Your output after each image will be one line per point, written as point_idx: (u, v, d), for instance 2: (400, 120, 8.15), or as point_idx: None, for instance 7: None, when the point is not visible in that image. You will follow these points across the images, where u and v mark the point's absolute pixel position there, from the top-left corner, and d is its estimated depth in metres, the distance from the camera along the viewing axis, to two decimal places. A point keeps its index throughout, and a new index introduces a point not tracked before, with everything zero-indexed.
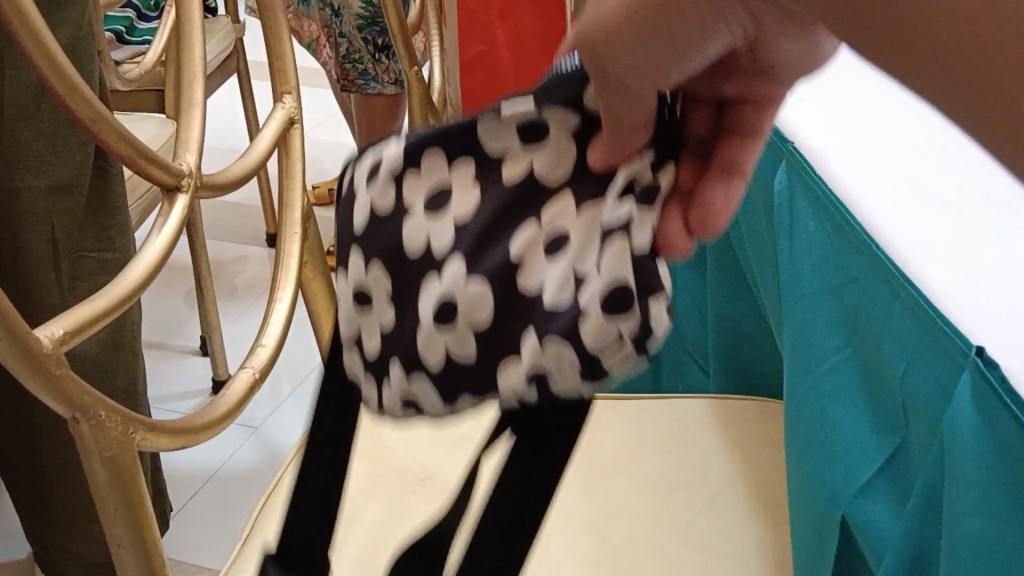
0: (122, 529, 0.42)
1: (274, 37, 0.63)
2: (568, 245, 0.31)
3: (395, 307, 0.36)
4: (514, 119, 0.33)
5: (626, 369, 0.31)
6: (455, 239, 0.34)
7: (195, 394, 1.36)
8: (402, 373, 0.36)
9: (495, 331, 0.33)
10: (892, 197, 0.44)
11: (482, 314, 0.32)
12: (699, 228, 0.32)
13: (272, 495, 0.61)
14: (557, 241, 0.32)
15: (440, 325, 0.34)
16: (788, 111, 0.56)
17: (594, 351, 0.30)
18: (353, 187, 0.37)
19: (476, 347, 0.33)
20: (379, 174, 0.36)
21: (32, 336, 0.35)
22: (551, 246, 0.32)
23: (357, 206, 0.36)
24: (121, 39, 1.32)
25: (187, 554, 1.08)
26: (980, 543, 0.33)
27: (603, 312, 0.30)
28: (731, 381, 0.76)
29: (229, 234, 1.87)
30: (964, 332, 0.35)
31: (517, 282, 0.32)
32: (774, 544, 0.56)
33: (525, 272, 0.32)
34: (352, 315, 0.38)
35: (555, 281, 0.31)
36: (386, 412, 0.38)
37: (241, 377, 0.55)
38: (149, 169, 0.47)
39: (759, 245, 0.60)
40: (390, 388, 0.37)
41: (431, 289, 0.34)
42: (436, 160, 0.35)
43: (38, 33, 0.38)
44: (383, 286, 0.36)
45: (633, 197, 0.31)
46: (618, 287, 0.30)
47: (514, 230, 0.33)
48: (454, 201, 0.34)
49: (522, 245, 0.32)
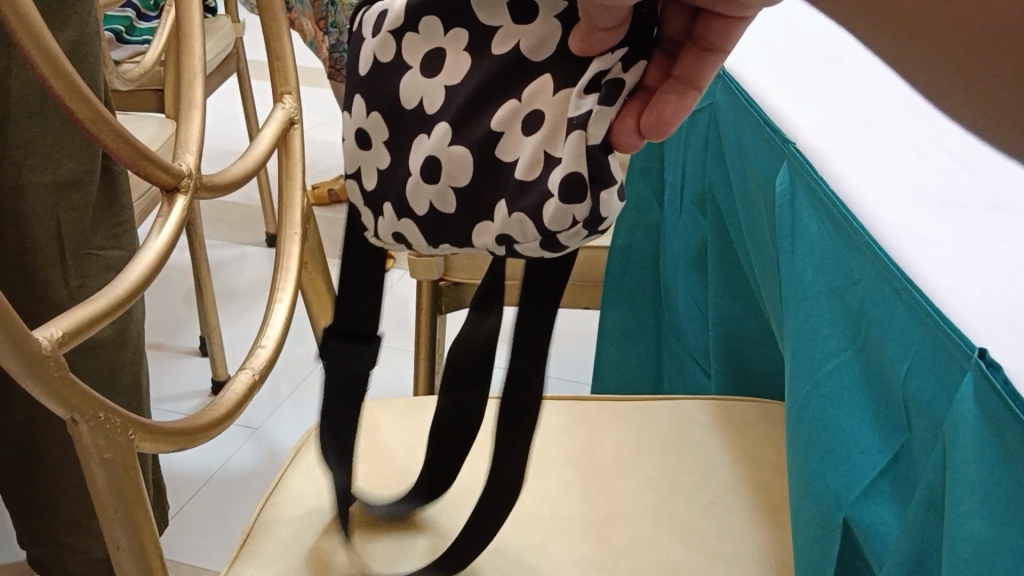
0: (121, 532, 0.41)
1: (274, 36, 0.63)
2: (543, 124, 0.39)
3: (392, 152, 0.46)
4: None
5: (577, 242, 0.39)
6: (448, 102, 0.43)
7: (195, 395, 1.36)
8: (393, 213, 0.47)
9: (471, 191, 0.42)
10: (895, 198, 0.44)
11: (462, 175, 0.42)
12: (651, 130, 0.36)
13: (271, 498, 0.60)
14: (533, 118, 0.39)
15: (429, 178, 0.44)
16: (790, 112, 0.56)
17: (550, 223, 0.38)
18: (365, 32, 0.46)
19: (456, 200, 0.43)
20: (383, 29, 0.45)
21: (31, 338, 0.35)
22: (527, 122, 0.40)
23: (365, 54, 0.46)
24: (121, 39, 1.31)
25: (186, 556, 1.07)
26: (982, 547, 0.32)
27: (563, 200, 0.37)
28: (734, 383, 0.75)
29: (229, 234, 1.87)
30: (968, 335, 0.34)
31: (496, 148, 0.41)
32: (777, 546, 0.56)
33: (504, 143, 0.40)
34: (355, 152, 0.48)
35: (528, 156, 0.39)
36: (380, 238, 0.49)
37: (240, 379, 0.55)
38: (148, 170, 0.47)
39: (761, 246, 0.60)
40: (383, 223, 0.48)
41: (422, 148, 0.44)
42: (433, 27, 0.43)
43: (38, 32, 0.38)
44: (382, 135, 0.46)
45: (596, 94, 0.37)
46: (573, 173, 0.37)
47: (500, 102, 0.40)
48: (448, 68, 0.43)
49: (502, 117, 0.40)
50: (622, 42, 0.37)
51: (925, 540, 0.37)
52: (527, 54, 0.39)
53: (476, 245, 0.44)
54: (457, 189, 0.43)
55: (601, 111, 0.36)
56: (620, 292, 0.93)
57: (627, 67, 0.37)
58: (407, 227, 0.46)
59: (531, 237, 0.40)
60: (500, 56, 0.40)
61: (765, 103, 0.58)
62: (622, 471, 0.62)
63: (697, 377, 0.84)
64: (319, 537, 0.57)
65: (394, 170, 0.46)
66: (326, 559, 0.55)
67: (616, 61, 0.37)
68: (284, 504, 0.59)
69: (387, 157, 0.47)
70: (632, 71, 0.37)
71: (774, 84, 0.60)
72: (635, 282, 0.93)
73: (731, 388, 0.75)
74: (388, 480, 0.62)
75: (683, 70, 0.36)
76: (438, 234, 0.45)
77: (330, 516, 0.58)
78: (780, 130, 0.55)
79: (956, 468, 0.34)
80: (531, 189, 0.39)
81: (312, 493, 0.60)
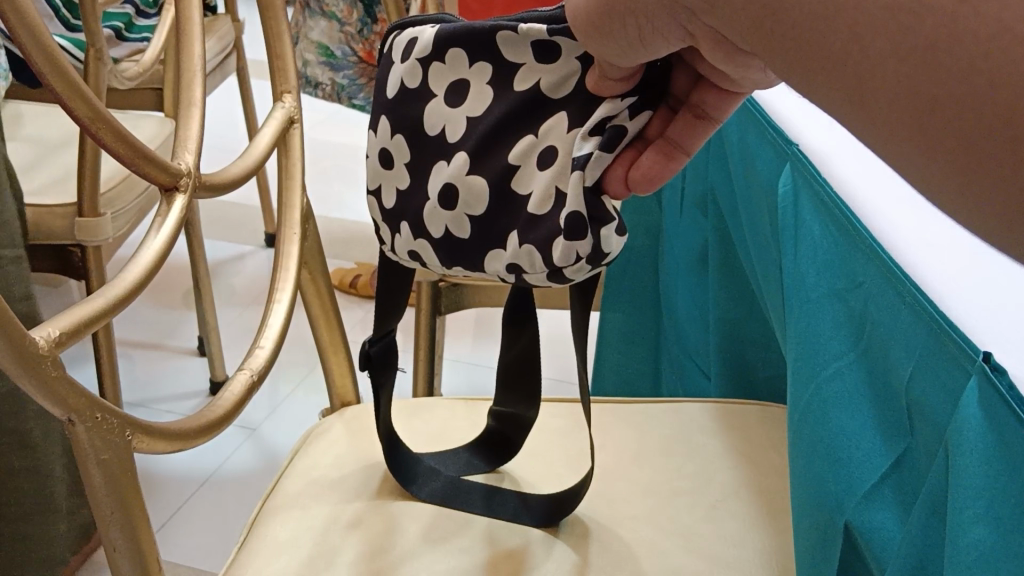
0: (116, 533, 0.41)
1: (275, 36, 0.63)
2: (556, 162, 0.46)
3: (412, 175, 0.53)
4: (531, 39, 0.47)
5: (581, 275, 0.46)
6: (469, 128, 0.50)
7: (193, 395, 1.35)
8: (410, 232, 0.54)
9: (485, 218, 0.49)
10: (902, 204, 0.44)
11: (478, 205, 0.49)
12: (638, 183, 0.45)
13: (268, 501, 0.60)
14: (547, 154, 0.46)
15: (445, 203, 0.51)
16: (796, 118, 0.56)
17: (558, 259, 0.46)
18: (394, 57, 0.53)
19: (470, 226, 0.50)
20: (412, 56, 0.52)
21: (27, 337, 0.34)
22: (540, 159, 0.47)
23: (394, 76, 0.53)
24: (121, 35, 1.30)
25: (181, 556, 1.07)
26: (988, 552, 0.32)
27: (567, 237, 0.44)
28: (734, 388, 0.75)
29: (227, 234, 1.86)
30: (971, 338, 0.34)
31: (512, 180, 0.48)
32: (780, 551, 0.55)
33: (520, 175, 0.47)
34: (378, 171, 0.55)
35: (539, 190, 0.46)
36: (397, 253, 0.57)
37: (239, 380, 0.54)
38: (147, 169, 0.47)
39: (763, 251, 0.59)
40: (400, 239, 0.55)
41: (442, 173, 0.51)
42: (458, 59, 0.50)
43: (36, 30, 0.38)
44: (405, 158, 0.53)
45: (599, 139, 0.44)
46: (574, 214, 0.44)
47: (516, 138, 0.48)
48: (471, 98, 0.50)
49: (519, 151, 0.47)
50: (631, 93, 0.44)
51: (929, 542, 0.37)
52: (545, 92, 0.47)
53: (487, 269, 0.51)
54: (468, 214, 0.50)
55: (600, 158, 0.43)
56: (620, 294, 0.94)
57: (631, 116, 0.44)
58: (426, 249, 0.54)
59: (538, 267, 0.48)
60: (520, 92, 0.47)
61: (772, 110, 0.58)
62: (624, 474, 0.62)
63: (696, 380, 0.83)
64: (319, 538, 0.56)
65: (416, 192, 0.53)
66: (325, 559, 0.55)
67: (624, 108, 0.44)
68: (282, 506, 0.59)
69: (406, 177, 0.54)
70: (635, 122, 0.44)
71: (782, 93, 0.60)
72: (635, 284, 0.94)
73: (732, 392, 0.75)
74: (386, 483, 0.62)
75: (677, 132, 0.46)
76: (451, 254, 0.52)
77: (330, 518, 0.58)
78: (785, 134, 0.54)
79: (956, 472, 0.33)
80: (541, 222, 0.46)
81: (311, 495, 0.60)
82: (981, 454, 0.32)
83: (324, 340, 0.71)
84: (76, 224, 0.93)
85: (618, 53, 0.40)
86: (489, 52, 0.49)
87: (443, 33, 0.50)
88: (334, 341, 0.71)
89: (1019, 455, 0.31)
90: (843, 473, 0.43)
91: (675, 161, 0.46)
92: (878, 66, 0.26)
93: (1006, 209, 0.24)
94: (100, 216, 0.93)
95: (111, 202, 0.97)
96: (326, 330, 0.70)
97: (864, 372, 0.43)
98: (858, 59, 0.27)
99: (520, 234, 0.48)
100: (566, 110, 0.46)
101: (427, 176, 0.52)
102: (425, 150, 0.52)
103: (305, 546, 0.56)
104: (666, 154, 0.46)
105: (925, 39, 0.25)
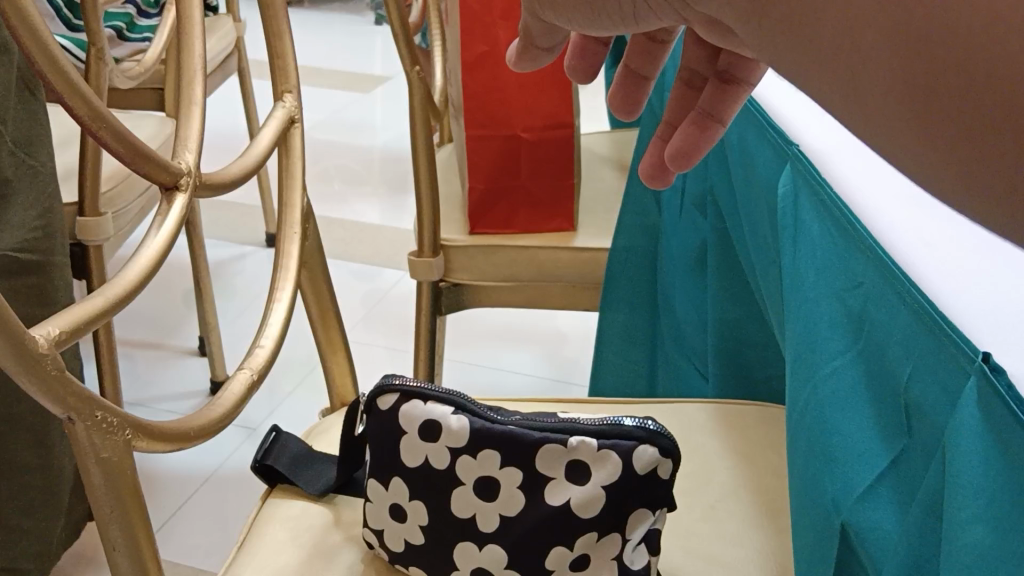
0: (116, 530, 0.41)
1: (275, 35, 0.63)
2: (525, 466, 0.52)
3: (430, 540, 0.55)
4: (426, 420, 0.55)
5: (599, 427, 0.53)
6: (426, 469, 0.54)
7: (193, 395, 1.35)
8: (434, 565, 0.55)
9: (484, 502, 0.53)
10: (902, 203, 0.44)
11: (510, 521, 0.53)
12: (675, 160, 0.51)
13: (269, 498, 0.62)
14: (494, 477, 0.53)
15: (427, 440, 0.54)
16: (796, 117, 0.56)
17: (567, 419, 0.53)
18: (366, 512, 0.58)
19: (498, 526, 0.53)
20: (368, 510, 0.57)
21: (28, 337, 0.34)
22: (505, 477, 0.53)
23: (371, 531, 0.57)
24: (122, 36, 1.30)
25: (183, 556, 1.07)
26: (985, 554, 0.32)
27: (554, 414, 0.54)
28: (731, 386, 0.75)
29: (229, 234, 1.86)
30: (969, 338, 0.34)
31: (508, 504, 0.53)
32: (779, 551, 0.55)
33: (502, 493, 0.53)
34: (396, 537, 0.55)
35: (548, 461, 0.52)
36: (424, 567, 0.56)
37: (239, 378, 0.54)
38: (149, 168, 0.47)
39: (762, 252, 0.59)
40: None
41: (464, 496, 0.54)
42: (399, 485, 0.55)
43: (35, 28, 0.38)
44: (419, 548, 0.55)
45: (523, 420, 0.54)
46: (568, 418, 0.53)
47: (475, 479, 0.53)
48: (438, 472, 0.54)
49: (494, 487, 0.53)
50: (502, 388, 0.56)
51: (923, 543, 0.37)
52: (479, 452, 0.53)
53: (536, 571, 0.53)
54: (453, 449, 0.54)
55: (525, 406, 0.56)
56: (619, 296, 0.93)
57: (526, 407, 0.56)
58: (414, 509, 0.55)
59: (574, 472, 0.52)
60: (469, 472, 0.53)
61: (772, 109, 0.58)
62: None
63: (695, 381, 0.84)
64: (317, 539, 0.58)
65: (437, 536, 0.55)
66: (324, 558, 0.57)
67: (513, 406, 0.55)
68: (280, 507, 0.61)
69: (421, 535, 0.55)
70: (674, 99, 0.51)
71: (783, 90, 0.60)
72: (633, 284, 0.93)
73: (729, 391, 0.75)
74: None
75: (710, 103, 0.51)
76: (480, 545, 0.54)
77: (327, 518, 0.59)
78: (785, 134, 0.54)
79: (953, 474, 0.33)
80: (556, 457, 0.52)
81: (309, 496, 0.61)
82: (978, 456, 0.32)
83: (324, 341, 0.71)
84: (76, 224, 0.93)
85: (608, 26, 0.39)
86: (425, 476, 0.55)
87: (379, 464, 0.56)
88: (334, 342, 0.71)
89: (1017, 456, 0.31)
90: (839, 472, 0.43)
91: (712, 130, 0.51)
92: (877, 58, 0.26)
93: (1010, 196, 0.24)
94: (101, 215, 0.93)
95: (112, 201, 0.97)
96: (326, 330, 0.70)
97: (862, 373, 0.43)
98: (855, 57, 0.26)
99: (531, 467, 0.52)
100: (605, 487, 0.51)
101: (457, 571, 0.55)
102: (444, 531, 0.55)
103: (302, 548, 0.57)
104: (700, 125, 0.51)
105: (919, 30, 0.24)
